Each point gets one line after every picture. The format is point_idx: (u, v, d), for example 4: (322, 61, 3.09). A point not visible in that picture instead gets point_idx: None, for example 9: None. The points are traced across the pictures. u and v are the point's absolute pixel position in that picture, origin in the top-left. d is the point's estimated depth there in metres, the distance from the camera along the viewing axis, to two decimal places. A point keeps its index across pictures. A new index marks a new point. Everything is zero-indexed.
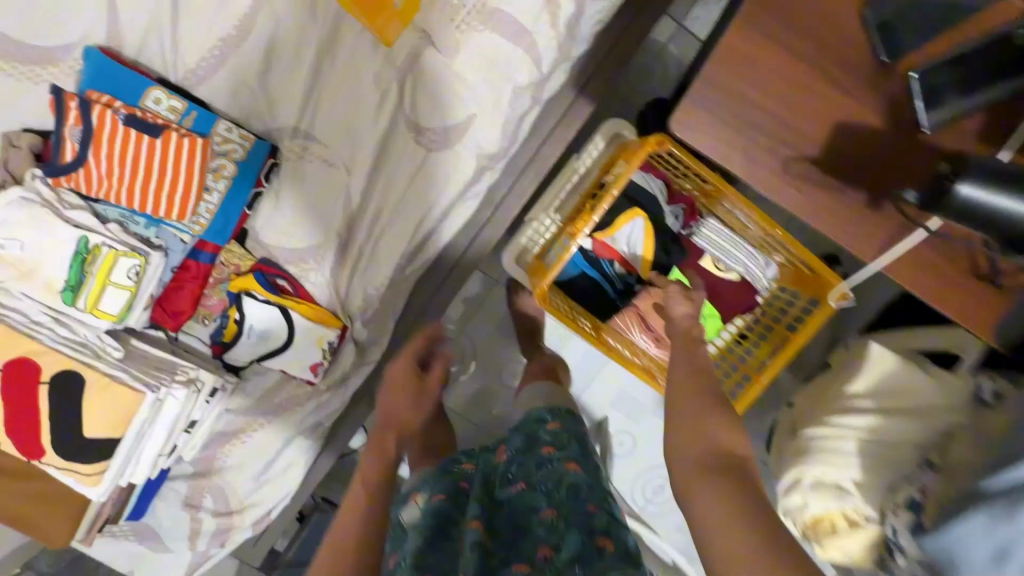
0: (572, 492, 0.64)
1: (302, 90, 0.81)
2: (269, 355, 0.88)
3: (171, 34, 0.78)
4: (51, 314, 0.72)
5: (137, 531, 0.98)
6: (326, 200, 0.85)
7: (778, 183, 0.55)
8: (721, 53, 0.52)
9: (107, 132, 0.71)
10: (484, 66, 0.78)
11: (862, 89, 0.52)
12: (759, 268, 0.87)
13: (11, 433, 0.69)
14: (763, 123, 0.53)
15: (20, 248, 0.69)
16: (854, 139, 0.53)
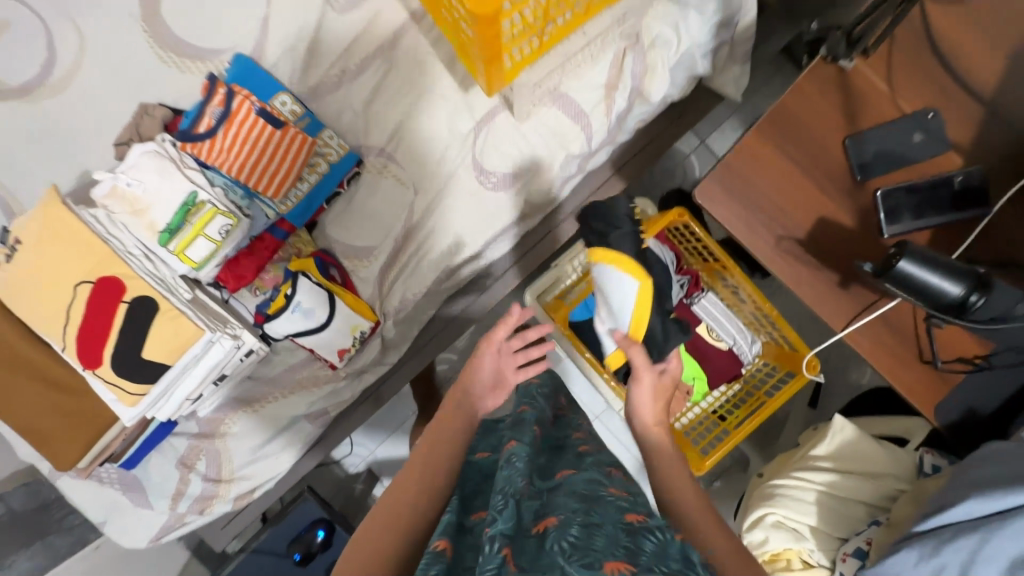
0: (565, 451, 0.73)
1: (394, 120, 0.99)
2: (306, 332, 0.97)
3: (304, 61, 0.98)
4: (145, 249, 0.83)
5: (123, 481, 1.01)
6: (391, 210, 0.99)
7: (769, 253, 0.70)
8: (739, 150, 0.70)
9: (241, 116, 0.86)
10: (550, 133, 1.00)
11: (841, 195, 0.69)
12: (747, 344, 1.00)
13: (80, 341, 0.77)
14: (762, 206, 0.70)
15: (141, 189, 0.82)
16: (831, 231, 0.69)
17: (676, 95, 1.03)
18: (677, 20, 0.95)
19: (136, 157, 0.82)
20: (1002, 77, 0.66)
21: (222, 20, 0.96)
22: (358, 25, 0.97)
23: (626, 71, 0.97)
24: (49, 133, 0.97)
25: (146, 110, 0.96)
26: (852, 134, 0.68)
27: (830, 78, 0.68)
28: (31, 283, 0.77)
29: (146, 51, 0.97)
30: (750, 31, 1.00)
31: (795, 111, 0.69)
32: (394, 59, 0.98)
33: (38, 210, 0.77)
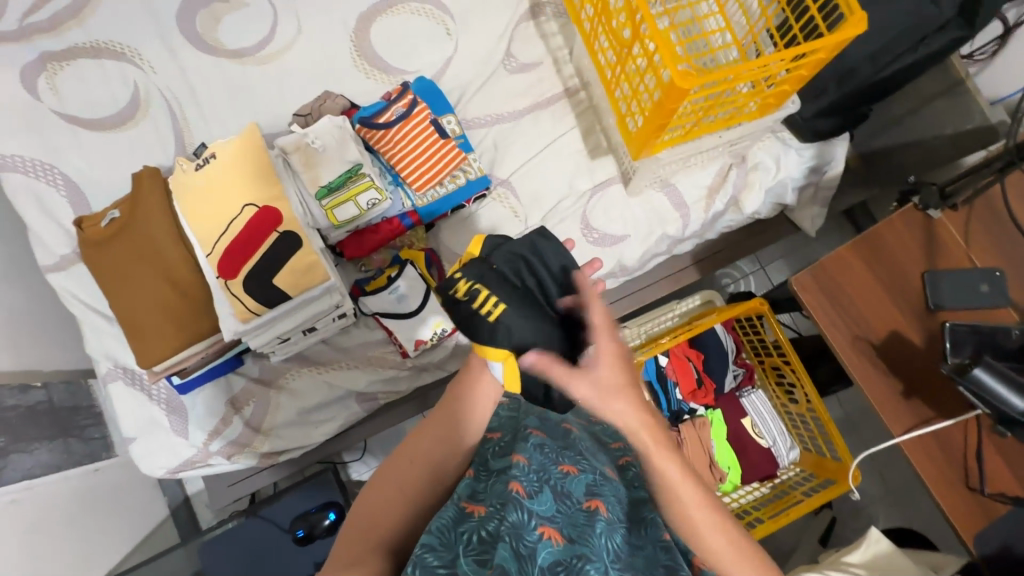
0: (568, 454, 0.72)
1: (525, 164, 1.15)
2: (394, 314, 1.03)
3: (468, 98, 1.17)
4: (303, 197, 0.96)
5: (169, 402, 1.03)
6: (501, 233, 1.12)
7: (841, 347, 0.80)
8: (832, 255, 0.82)
9: (416, 121, 1.02)
10: (649, 211, 1.14)
11: (911, 317, 0.80)
12: (785, 448, 1.06)
13: (225, 252, 0.86)
14: (844, 306, 0.81)
15: (321, 149, 0.96)
16: (899, 345, 0.79)
17: (761, 214, 1.19)
18: (778, 154, 1.14)
19: (326, 124, 0.97)
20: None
21: (415, 52, 1.17)
22: (519, 84, 1.17)
23: (727, 182, 1.14)
24: (242, 91, 1.14)
25: (329, 96, 1.10)
26: (930, 270, 0.80)
27: (917, 222, 0.82)
28: (206, 192, 0.88)
29: (346, 55, 1.17)
30: (834, 181, 1.17)
31: (883, 239, 0.82)
32: (539, 117, 1.16)
33: (238, 139, 0.91)
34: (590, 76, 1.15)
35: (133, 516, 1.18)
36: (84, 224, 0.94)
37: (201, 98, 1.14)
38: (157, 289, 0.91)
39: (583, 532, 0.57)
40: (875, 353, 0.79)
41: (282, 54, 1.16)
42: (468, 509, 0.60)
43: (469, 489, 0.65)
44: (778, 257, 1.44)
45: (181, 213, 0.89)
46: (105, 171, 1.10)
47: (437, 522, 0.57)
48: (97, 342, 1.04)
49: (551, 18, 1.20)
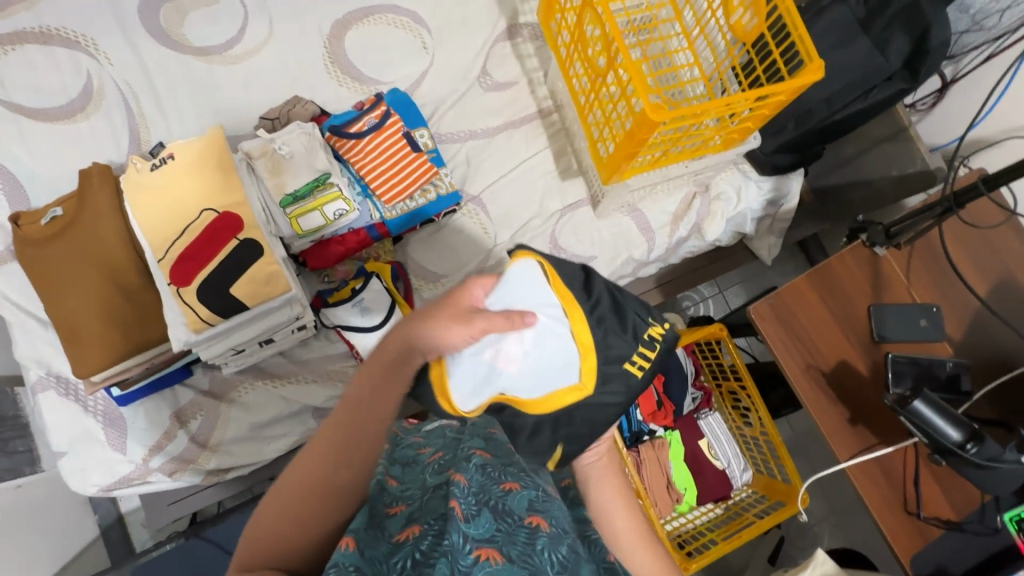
0: (509, 468, 0.62)
1: (497, 181, 1.15)
2: (355, 327, 1.01)
3: (442, 112, 1.17)
4: (267, 204, 0.92)
5: (106, 414, 0.97)
6: (469, 249, 1.11)
7: (796, 375, 0.83)
8: (788, 286, 0.86)
9: (387, 132, 1.00)
10: (616, 234, 1.16)
11: (858, 347, 0.84)
12: (739, 470, 1.09)
13: (179, 258, 0.82)
14: (799, 336, 0.84)
15: (288, 156, 0.93)
16: (847, 374, 0.83)
17: (721, 242, 1.24)
18: (739, 186, 1.19)
19: (294, 130, 0.95)
20: (988, 297, 0.86)
21: (390, 64, 1.16)
22: (493, 102, 1.18)
23: (691, 209, 1.18)
24: (206, 90, 1.10)
25: (298, 101, 1.08)
26: (875, 303, 0.85)
27: (864, 258, 0.87)
28: (161, 193, 0.84)
29: (319, 62, 1.15)
30: (789, 214, 1.23)
31: (834, 273, 0.87)
32: (512, 136, 1.17)
33: (200, 140, 0.87)
34: (563, 99, 1.18)
35: (57, 536, 1.09)
36: (21, 220, 0.88)
37: (162, 94, 1.09)
38: (100, 293, 0.85)
39: (524, 553, 0.49)
40: (825, 382, 0.83)
41: (251, 55, 1.12)
42: (403, 536, 0.52)
43: (401, 518, 0.55)
44: (735, 283, 1.50)
45: (131, 214, 0.84)
46: (50, 164, 1.03)
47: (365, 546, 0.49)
48: (28, 347, 0.96)
49: (527, 39, 1.22)
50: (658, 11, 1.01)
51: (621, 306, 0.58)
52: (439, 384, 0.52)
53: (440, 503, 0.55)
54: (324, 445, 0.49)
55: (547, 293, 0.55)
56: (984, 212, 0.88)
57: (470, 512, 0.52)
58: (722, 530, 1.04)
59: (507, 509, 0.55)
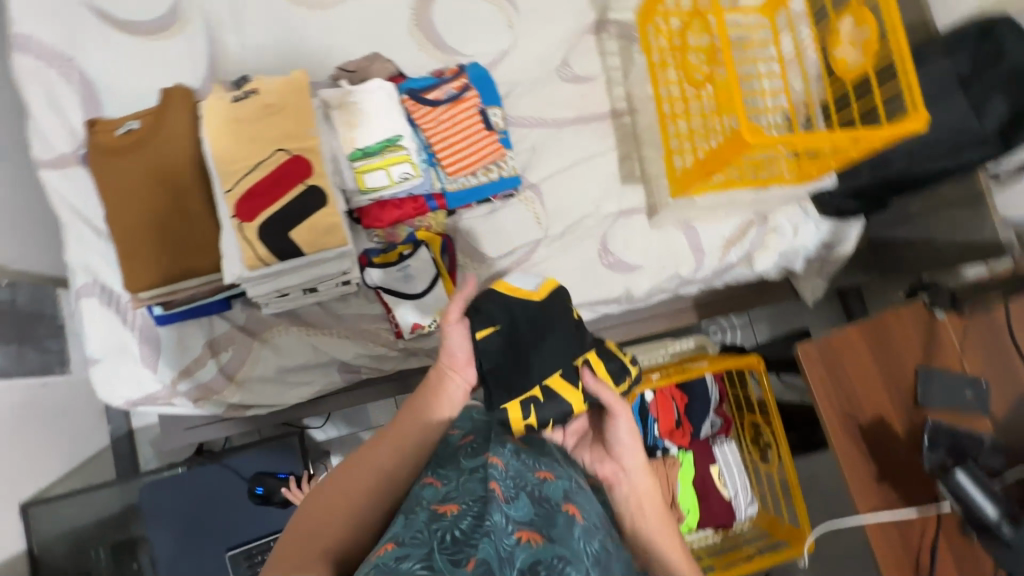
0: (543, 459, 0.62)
1: (558, 173, 1.14)
2: (396, 292, 1.01)
3: (516, 95, 1.16)
4: (335, 154, 0.92)
5: (143, 330, 0.98)
6: (519, 236, 1.11)
7: (831, 423, 0.82)
8: (839, 333, 0.85)
9: (463, 105, 1.00)
10: (667, 247, 1.15)
11: (898, 406, 0.83)
12: (746, 502, 1.09)
13: (246, 193, 0.82)
14: (841, 384, 0.83)
15: (364, 111, 0.93)
16: (882, 431, 0.83)
17: (769, 275, 1.22)
18: (799, 222, 1.17)
19: (374, 87, 0.94)
20: None
21: (474, 37, 1.15)
22: (568, 94, 1.17)
23: (746, 237, 1.16)
24: (288, 31, 1.10)
25: (378, 58, 1.08)
26: (923, 366, 0.84)
27: (921, 319, 0.86)
28: (238, 125, 0.84)
29: (403, 22, 1.14)
30: (842, 259, 1.21)
31: (887, 327, 0.86)
32: (581, 131, 1.16)
33: (284, 80, 0.87)
34: (639, 104, 1.16)
35: (72, 438, 1.12)
36: (96, 128, 0.88)
37: (246, 27, 1.09)
38: (161, 213, 0.86)
39: (562, 536, 0.50)
40: (859, 435, 0.82)
41: (339, 4, 1.12)
42: (439, 511, 0.51)
43: (438, 492, 0.54)
44: (768, 317, 1.48)
45: (205, 140, 0.84)
46: (127, 77, 1.04)
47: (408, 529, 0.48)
48: (79, 253, 0.98)
49: (613, 36, 1.20)
50: (756, 32, 0.99)
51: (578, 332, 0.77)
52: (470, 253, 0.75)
53: (477, 485, 0.54)
54: (378, 443, 0.62)
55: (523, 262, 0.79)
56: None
57: (507, 497, 0.52)
58: (719, 558, 1.04)
59: (543, 499, 0.55)
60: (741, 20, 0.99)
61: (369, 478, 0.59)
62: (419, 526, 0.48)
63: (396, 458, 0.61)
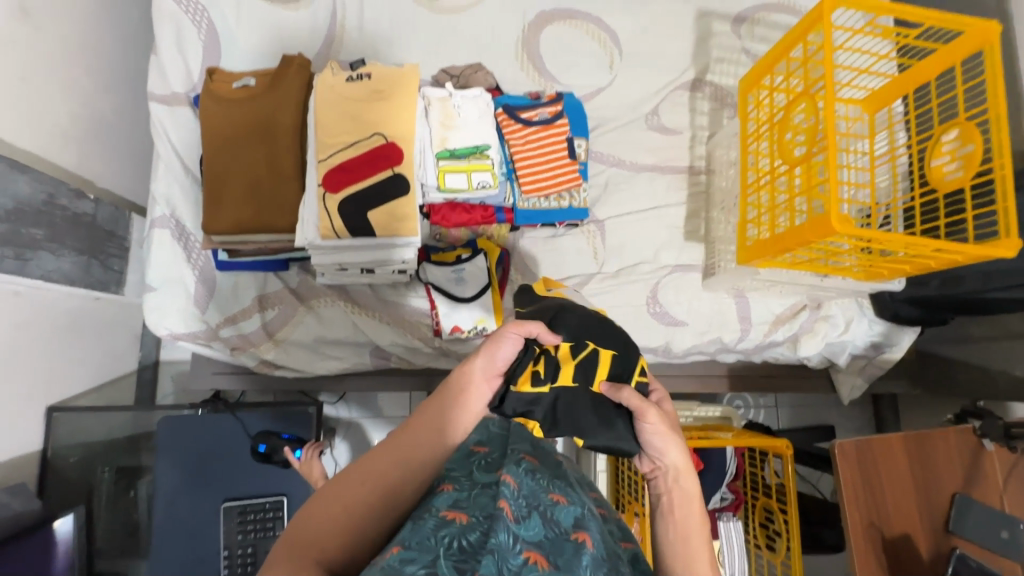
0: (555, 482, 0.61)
1: (624, 214, 1.16)
2: (444, 292, 1.04)
3: (600, 132, 1.19)
4: (423, 149, 0.96)
5: (203, 271, 1.02)
6: (573, 267, 1.12)
7: (856, 527, 0.79)
8: (882, 437, 0.83)
9: (553, 131, 1.02)
10: (714, 311, 1.15)
11: (927, 528, 0.81)
12: None
13: (336, 167, 0.86)
14: (873, 491, 0.81)
15: (461, 115, 0.96)
16: (906, 549, 0.80)
17: (810, 363, 1.20)
18: (852, 316, 1.15)
19: (475, 94, 0.98)
20: None
21: (574, 69, 1.20)
22: (649, 141, 1.19)
23: (797, 319, 1.15)
24: (404, 28, 1.16)
25: (481, 69, 1.14)
26: (961, 493, 0.81)
27: (968, 445, 0.83)
28: (344, 101, 0.88)
29: (511, 42, 1.19)
30: (887, 364, 1.18)
31: (933, 444, 0.83)
32: (655, 180, 1.18)
33: (397, 70, 0.91)
34: (718, 166, 1.18)
35: (105, 355, 1.16)
36: (216, 76, 0.94)
37: (367, 16, 1.15)
38: (254, 166, 0.90)
39: (570, 568, 0.48)
40: (877, 548, 0.79)
41: (456, 12, 1.18)
42: (448, 516, 0.50)
43: (449, 497, 0.53)
44: (795, 405, 1.45)
45: (312, 109, 0.89)
46: (249, 37, 1.10)
47: (415, 532, 0.46)
48: (165, 185, 1.03)
49: (706, 97, 1.23)
50: (852, 124, 0.99)
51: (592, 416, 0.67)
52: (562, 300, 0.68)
53: (488, 501, 0.53)
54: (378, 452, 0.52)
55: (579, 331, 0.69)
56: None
57: (517, 513, 0.51)
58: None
59: (553, 522, 0.53)
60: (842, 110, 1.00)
61: (360, 494, 0.49)
62: (425, 530, 0.47)
63: (395, 476, 0.51)
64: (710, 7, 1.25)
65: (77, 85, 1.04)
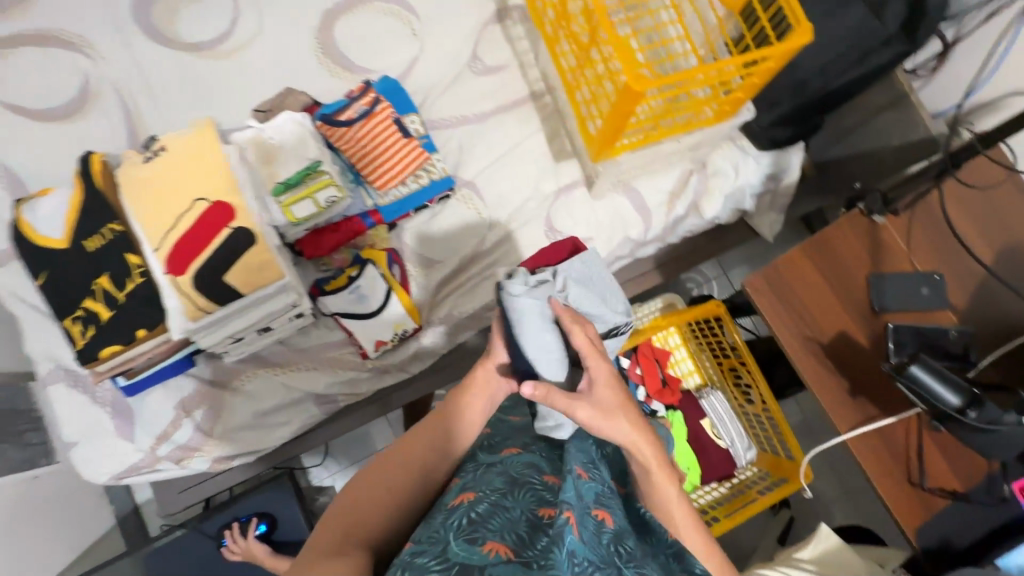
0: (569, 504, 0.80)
1: (491, 165, 1.14)
2: (353, 315, 1.01)
3: (433, 97, 1.16)
4: (258, 193, 0.93)
5: (115, 406, 0.99)
6: (461, 235, 1.11)
7: (794, 350, 0.82)
8: (782, 260, 0.85)
9: (377, 118, 1.01)
10: (613, 215, 1.15)
11: (856, 315, 0.83)
12: (743, 448, 1.07)
13: (177, 247, 0.84)
14: (799, 313, 0.83)
15: (278, 145, 0.95)
16: (847, 345, 0.82)
17: (722, 220, 1.21)
18: (738, 161, 1.16)
19: (284, 120, 0.96)
20: (994, 265, 0.82)
21: (380, 49, 1.16)
22: (484, 87, 1.17)
23: (690, 187, 1.15)
24: (199, 85, 1.10)
25: (290, 93, 1.08)
26: (873, 274, 0.83)
27: (862, 227, 0.85)
28: (155, 182, 0.86)
29: (308, 53, 1.15)
30: (790, 189, 1.19)
31: (830, 243, 0.85)
32: (504, 121, 1.16)
33: (190, 132, 0.88)
34: (554, 80, 1.15)
35: None
36: (17, 211, 0.89)
37: (157, 93, 1.09)
38: (100, 278, 0.86)
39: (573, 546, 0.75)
40: (836, 345, 0.82)
41: (243, 48, 1.13)
42: (598, 517, 0.58)
43: (593, 486, 0.62)
44: (740, 263, 1.47)
45: (129, 209, 0.85)
46: (47, 164, 1.03)
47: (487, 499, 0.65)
48: (37, 344, 0.98)
49: (517, 22, 1.20)
50: None
51: (28, 224, 0.88)
52: (72, 224, 0.86)
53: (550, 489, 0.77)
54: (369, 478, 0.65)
55: (58, 208, 0.87)
56: (987, 173, 0.84)
57: None
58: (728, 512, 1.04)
59: None
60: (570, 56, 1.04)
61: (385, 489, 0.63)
62: None
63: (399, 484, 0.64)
64: None
65: None
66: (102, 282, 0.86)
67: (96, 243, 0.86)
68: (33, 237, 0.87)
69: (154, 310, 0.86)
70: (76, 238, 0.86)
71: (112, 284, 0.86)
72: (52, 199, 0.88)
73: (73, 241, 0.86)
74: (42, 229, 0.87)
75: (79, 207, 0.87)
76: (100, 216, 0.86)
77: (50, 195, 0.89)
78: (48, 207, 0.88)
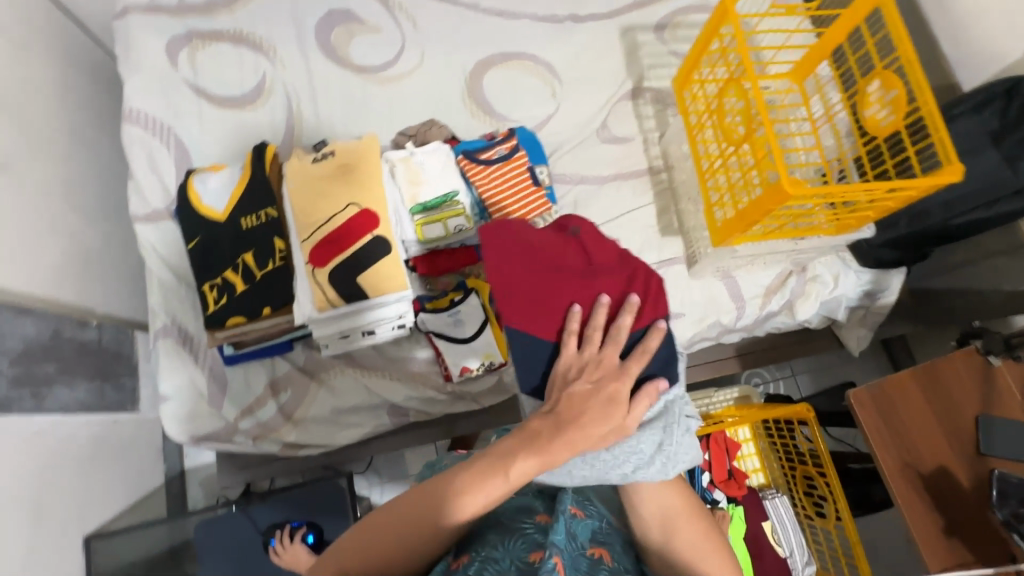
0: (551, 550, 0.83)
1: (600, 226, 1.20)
2: (448, 336, 1.04)
3: (557, 154, 1.24)
4: (398, 208, 1.03)
5: (213, 371, 1.05)
6: None
7: (890, 472, 0.81)
8: (889, 378, 0.86)
9: (514, 163, 1.07)
10: (707, 297, 1.17)
11: (959, 453, 0.82)
12: (803, 562, 1.03)
13: (323, 242, 0.91)
14: (900, 437, 0.83)
15: (426, 170, 1.05)
16: (946, 481, 0.81)
17: (810, 324, 1.23)
18: (839, 271, 1.18)
19: (435, 150, 1.06)
20: None
21: (520, 102, 1.26)
22: (607, 153, 1.24)
23: (786, 286, 1.18)
24: (357, 102, 1.22)
25: (435, 125, 1.18)
26: (983, 415, 0.82)
27: (975, 366, 0.85)
28: (317, 180, 0.95)
29: (456, 92, 1.25)
30: (886, 309, 1.20)
31: (941, 373, 0.85)
32: (620, 188, 1.22)
33: (358, 143, 0.98)
34: (675, 160, 1.22)
35: (134, 472, 1.14)
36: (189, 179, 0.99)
37: (318, 100, 1.21)
38: (246, 254, 0.94)
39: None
40: (935, 478, 0.81)
41: (402, 78, 1.24)
42: (595, 555, 0.64)
43: (589, 525, 0.67)
44: (812, 370, 1.46)
45: (288, 198, 0.94)
46: (214, 146, 1.16)
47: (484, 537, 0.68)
48: (162, 297, 1.06)
49: (648, 102, 1.28)
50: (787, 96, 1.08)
51: (196, 192, 0.97)
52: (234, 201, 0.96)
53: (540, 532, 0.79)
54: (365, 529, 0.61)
55: (226, 184, 0.98)
56: None
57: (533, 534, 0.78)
58: None
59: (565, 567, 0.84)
60: (702, 135, 1.10)
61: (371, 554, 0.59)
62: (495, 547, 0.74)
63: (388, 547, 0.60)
64: (631, 22, 1.31)
65: (67, 225, 1.05)
66: (247, 258, 0.94)
67: (251, 222, 0.95)
68: (197, 204, 0.97)
69: (283, 292, 0.94)
70: (234, 212, 0.96)
71: (256, 261, 0.94)
72: (223, 176, 0.98)
73: (231, 216, 0.96)
74: (206, 200, 0.97)
75: (244, 187, 0.97)
76: (260, 199, 0.96)
77: (221, 172, 0.99)
78: (216, 182, 0.98)
